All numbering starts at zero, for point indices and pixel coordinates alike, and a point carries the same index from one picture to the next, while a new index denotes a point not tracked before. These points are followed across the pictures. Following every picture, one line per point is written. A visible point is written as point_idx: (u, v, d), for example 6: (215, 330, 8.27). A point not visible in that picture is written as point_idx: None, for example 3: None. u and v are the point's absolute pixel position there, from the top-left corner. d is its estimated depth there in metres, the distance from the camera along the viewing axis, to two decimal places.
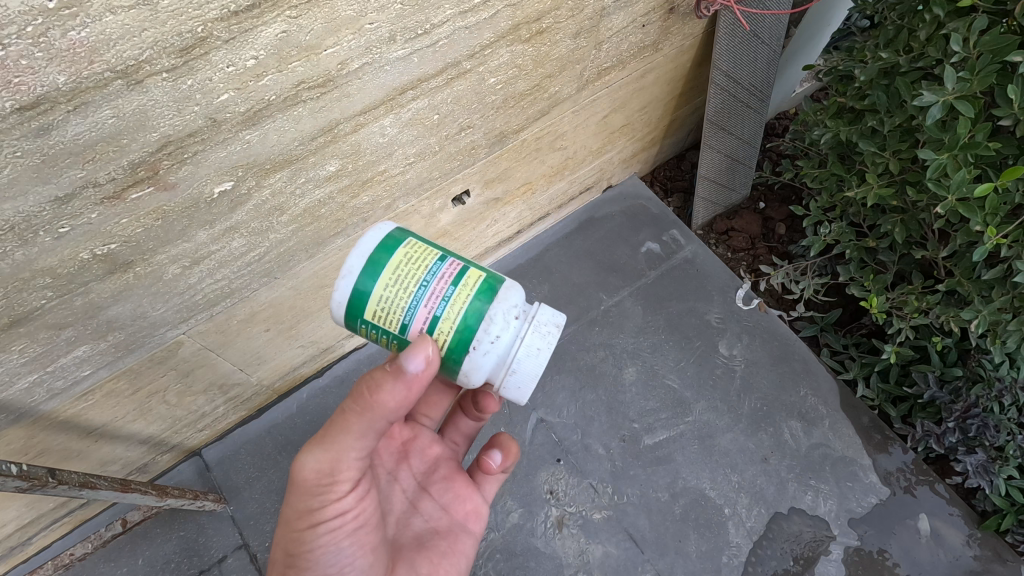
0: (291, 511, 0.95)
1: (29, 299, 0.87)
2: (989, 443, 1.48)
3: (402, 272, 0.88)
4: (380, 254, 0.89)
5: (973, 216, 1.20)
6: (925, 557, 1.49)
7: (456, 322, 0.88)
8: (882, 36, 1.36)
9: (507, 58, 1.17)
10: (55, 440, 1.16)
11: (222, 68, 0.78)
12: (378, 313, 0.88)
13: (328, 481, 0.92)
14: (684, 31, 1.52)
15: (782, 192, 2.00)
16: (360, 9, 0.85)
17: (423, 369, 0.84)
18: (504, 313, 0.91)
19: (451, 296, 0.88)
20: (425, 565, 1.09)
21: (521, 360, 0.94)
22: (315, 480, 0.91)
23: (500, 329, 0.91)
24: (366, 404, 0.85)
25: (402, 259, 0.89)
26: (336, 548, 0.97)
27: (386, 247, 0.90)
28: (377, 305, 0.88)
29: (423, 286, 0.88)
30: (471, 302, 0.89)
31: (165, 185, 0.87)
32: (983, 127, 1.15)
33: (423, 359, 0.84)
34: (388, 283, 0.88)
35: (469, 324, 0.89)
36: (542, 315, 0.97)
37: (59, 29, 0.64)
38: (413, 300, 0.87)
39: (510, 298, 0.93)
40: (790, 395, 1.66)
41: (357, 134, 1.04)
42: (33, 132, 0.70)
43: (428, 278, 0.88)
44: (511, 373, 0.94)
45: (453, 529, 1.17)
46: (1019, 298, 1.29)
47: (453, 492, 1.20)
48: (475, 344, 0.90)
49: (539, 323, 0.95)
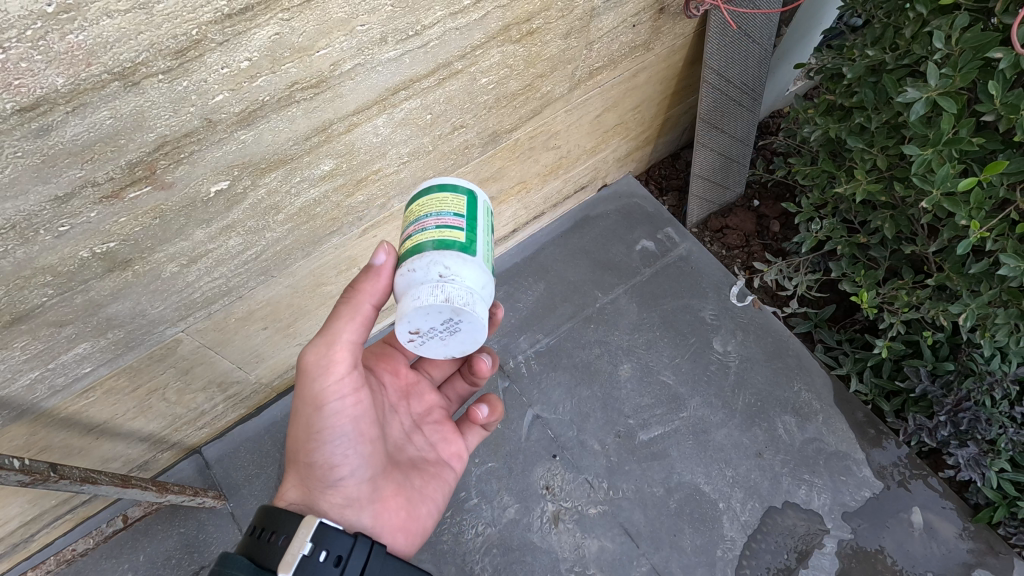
0: (301, 396, 1.02)
1: (30, 297, 0.89)
2: (980, 437, 1.50)
3: (428, 203, 0.96)
4: (433, 187, 0.98)
5: (958, 210, 1.22)
6: (920, 550, 1.49)
7: (409, 244, 0.94)
8: (869, 34, 1.37)
9: (498, 58, 1.19)
10: (57, 437, 1.18)
11: (217, 69, 0.80)
12: (405, 219, 1.00)
13: (329, 367, 1.00)
14: (675, 31, 1.54)
15: (776, 189, 2.01)
16: (351, 11, 0.87)
17: (383, 264, 0.96)
18: (431, 261, 0.90)
19: (426, 230, 0.93)
20: (417, 479, 1.20)
21: (404, 298, 0.93)
22: (319, 365, 0.99)
23: (418, 265, 0.91)
24: (353, 293, 0.97)
25: (438, 196, 0.96)
26: (340, 432, 1.04)
27: (442, 185, 0.98)
28: (405, 214, 1.00)
29: (426, 215, 0.95)
30: (425, 239, 0.92)
31: (162, 184, 0.89)
32: (966, 122, 1.17)
33: (383, 255, 0.96)
34: (418, 204, 0.98)
35: (411, 251, 0.93)
36: (453, 290, 0.90)
37: (57, 32, 0.66)
38: (414, 220, 0.96)
39: (448, 257, 0.91)
40: (784, 390, 1.68)
41: (350, 134, 1.06)
42: (33, 132, 0.72)
43: (429, 214, 0.94)
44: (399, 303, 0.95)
45: (441, 461, 1.27)
46: (1007, 292, 1.31)
47: (442, 433, 1.30)
48: (404, 264, 0.93)
49: (442, 288, 0.89)
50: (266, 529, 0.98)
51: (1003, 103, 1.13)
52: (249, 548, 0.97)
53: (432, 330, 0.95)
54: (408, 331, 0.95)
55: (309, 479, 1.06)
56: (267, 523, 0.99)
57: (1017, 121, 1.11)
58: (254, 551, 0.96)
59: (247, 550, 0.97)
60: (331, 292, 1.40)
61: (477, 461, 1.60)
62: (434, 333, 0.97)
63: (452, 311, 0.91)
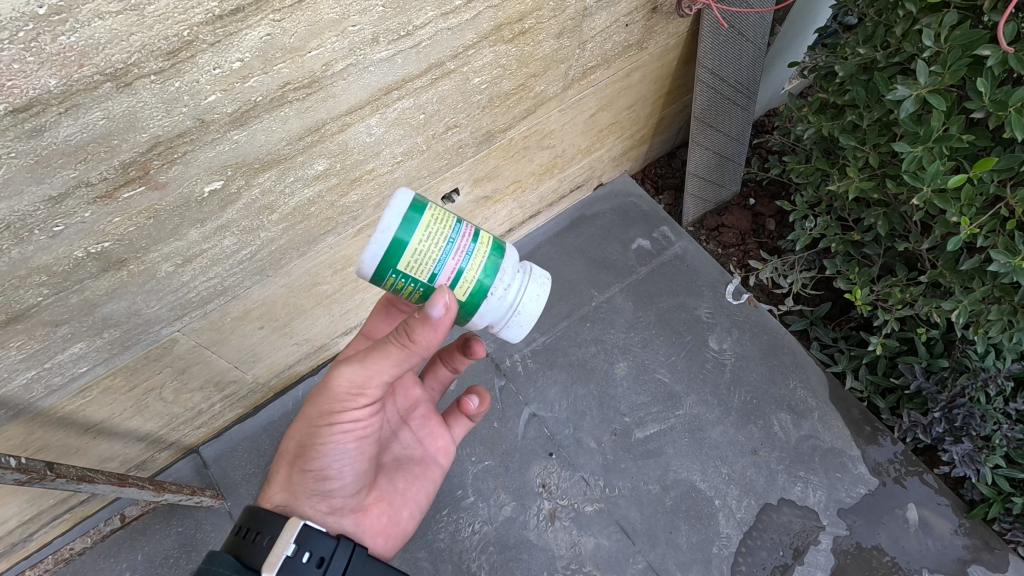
0: (316, 407, 1.03)
1: (26, 297, 0.90)
2: (975, 433, 1.50)
3: (433, 229, 0.90)
4: (412, 213, 0.89)
5: (949, 207, 1.24)
6: (915, 546, 1.49)
7: (478, 272, 0.93)
8: (861, 32, 1.39)
9: (491, 58, 1.20)
10: (54, 436, 1.19)
11: (209, 70, 0.81)
12: (411, 266, 0.89)
13: (358, 394, 1.00)
14: (668, 30, 1.55)
15: (772, 188, 2.02)
16: (342, 11, 0.88)
17: (443, 315, 0.88)
18: (512, 266, 1.00)
19: (473, 250, 0.93)
20: (400, 482, 1.23)
21: (525, 305, 1.03)
22: (346, 390, 0.99)
23: (510, 278, 0.99)
24: (408, 341, 0.91)
25: (432, 220, 0.90)
26: (341, 449, 1.06)
27: (417, 207, 0.89)
28: (413, 258, 0.88)
29: (451, 239, 0.91)
30: (488, 256, 0.95)
31: (156, 184, 0.90)
32: (956, 120, 1.19)
33: (444, 305, 0.87)
34: (423, 239, 0.89)
35: (488, 273, 0.95)
36: (535, 270, 1.07)
37: (49, 34, 0.66)
38: (443, 256, 0.90)
39: (510, 257, 1.00)
40: (780, 387, 1.68)
41: (344, 134, 1.07)
42: (26, 134, 0.73)
43: (453, 235, 0.91)
44: (517, 318, 1.03)
45: (426, 458, 1.29)
46: (999, 288, 1.32)
47: (429, 428, 1.30)
48: (493, 290, 0.96)
49: (537, 275, 1.05)
50: (251, 529, 0.99)
51: (991, 100, 1.13)
52: (234, 547, 0.98)
53: None
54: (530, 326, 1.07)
55: (300, 485, 1.08)
56: (252, 523, 0.99)
57: (1006, 118, 1.12)
58: (239, 550, 0.97)
59: (233, 549, 0.97)
60: (327, 292, 1.41)
61: (474, 459, 1.60)
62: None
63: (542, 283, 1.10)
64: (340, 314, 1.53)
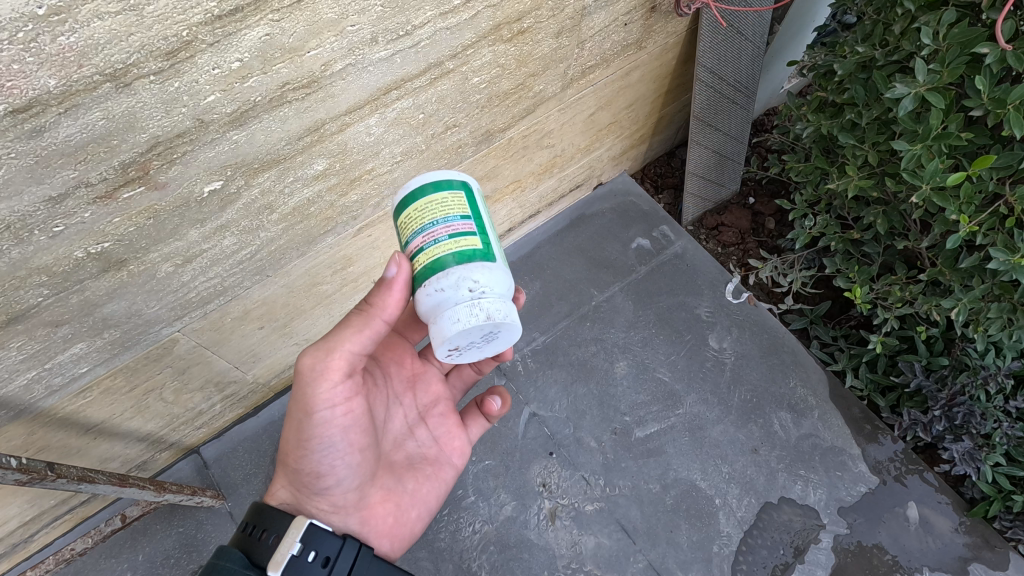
0: (293, 401, 1.01)
1: (26, 297, 0.90)
2: (975, 431, 1.50)
3: (430, 206, 0.94)
4: (427, 187, 0.95)
5: (949, 204, 1.23)
6: (915, 544, 1.49)
7: (427, 260, 0.91)
8: (860, 31, 1.39)
9: (489, 58, 1.20)
10: (55, 437, 1.19)
11: (208, 70, 0.81)
12: (401, 228, 0.97)
13: (325, 372, 0.98)
14: (667, 30, 1.55)
15: (771, 187, 2.02)
16: (341, 11, 0.88)
17: (397, 274, 0.93)
18: (459, 279, 0.90)
19: (441, 242, 0.91)
20: (411, 482, 1.23)
21: (444, 321, 0.91)
22: (314, 374, 0.98)
23: (446, 285, 0.90)
24: (368, 306, 0.97)
25: (440, 200, 0.94)
26: (329, 442, 1.04)
27: (437, 183, 0.95)
28: (403, 218, 0.96)
29: (432, 224, 0.93)
30: (445, 255, 0.91)
31: (155, 184, 0.90)
32: (955, 117, 1.19)
33: (396, 266, 0.92)
34: (418, 208, 0.95)
35: (431, 269, 0.91)
36: (490, 304, 0.92)
37: (48, 34, 0.66)
38: (420, 229, 0.93)
39: (463, 271, 0.91)
40: (780, 386, 1.68)
41: (343, 133, 1.07)
42: (26, 134, 0.73)
43: (436, 222, 0.92)
44: (433, 325, 0.93)
45: (440, 459, 1.28)
46: (999, 287, 1.32)
47: (446, 427, 1.30)
48: (425, 284, 0.91)
49: (480, 305, 0.91)
50: (258, 526, 1.00)
51: (990, 97, 1.14)
52: (241, 544, 0.99)
53: (472, 344, 0.97)
54: (448, 350, 0.95)
55: (298, 484, 1.09)
56: (258, 521, 1.01)
57: (1005, 115, 1.12)
58: (247, 548, 0.98)
59: (240, 546, 0.99)
60: (327, 292, 1.41)
61: (475, 459, 1.61)
62: (471, 345, 0.98)
63: (499, 325, 0.94)
64: (340, 315, 1.53)
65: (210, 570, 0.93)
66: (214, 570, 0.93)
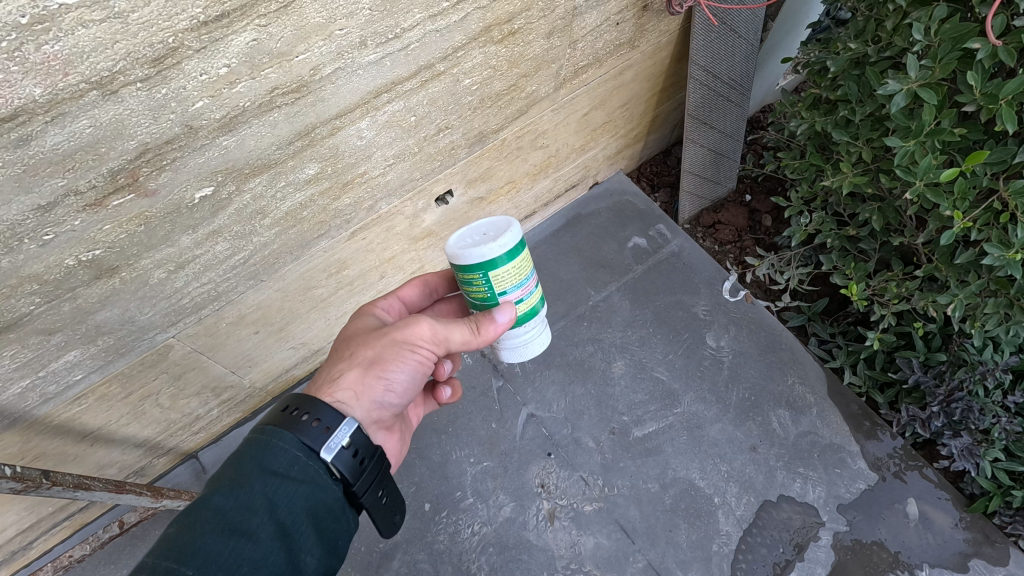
0: (400, 334, 1.05)
1: (18, 305, 0.90)
2: (974, 426, 1.49)
3: (526, 264, 1.03)
4: (520, 246, 1.00)
5: (942, 201, 1.24)
6: (916, 541, 1.48)
7: (526, 308, 1.07)
8: (852, 27, 1.39)
9: (480, 59, 1.19)
10: (51, 444, 1.19)
11: (196, 76, 0.81)
12: (499, 280, 1.00)
13: (441, 344, 1.06)
14: (660, 28, 1.55)
15: (767, 184, 2.01)
16: (329, 15, 0.88)
17: (502, 323, 1.03)
18: (541, 314, 1.13)
19: (534, 291, 1.08)
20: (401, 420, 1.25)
21: (533, 345, 1.14)
22: (434, 336, 1.04)
23: (536, 322, 1.11)
24: (476, 331, 1.02)
25: (528, 258, 1.03)
26: (409, 377, 1.08)
27: (524, 242, 1.01)
28: (504, 275, 1.00)
29: (529, 277, 1.04)
30: (537, 300, 1.09)
31: (145, 191, 0.90)
32: (948, 113, 1.19)
33: (508, 315, 1.03)
34: (518, 267, 1.01)
35: (530, 313, 1.08)
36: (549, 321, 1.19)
37: (32, 43, 0.66)
38: (521, 284, 1.03)
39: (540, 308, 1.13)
40: (778, 383, 1.68)
41: (334, 137, 1.06)
42: (12, 143, 0.73)
43: (530, 275, 1.05)
44: (519, 350, 1.13)
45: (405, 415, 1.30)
46: (995, 282, 1.31)
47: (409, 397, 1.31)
48: (524, 325, 1.09)
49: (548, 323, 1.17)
50: (301, 410, 0.94)
51: (982, 92, 1.13)
52: (277, 422, 0.93)
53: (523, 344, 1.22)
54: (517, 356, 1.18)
55: (367, 390, 1.04)
56: (303, 405, 0.94)
57: (997, 110, 1.12)
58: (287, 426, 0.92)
59: (278, 423, 0.93)
60: (322, 295, 1.40)
61: (473, 460, 1.61)
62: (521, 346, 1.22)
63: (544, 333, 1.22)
64: (337, 317, 1.53)
65: (260, 444, 0.90)
66: (266, 446, 0.89)
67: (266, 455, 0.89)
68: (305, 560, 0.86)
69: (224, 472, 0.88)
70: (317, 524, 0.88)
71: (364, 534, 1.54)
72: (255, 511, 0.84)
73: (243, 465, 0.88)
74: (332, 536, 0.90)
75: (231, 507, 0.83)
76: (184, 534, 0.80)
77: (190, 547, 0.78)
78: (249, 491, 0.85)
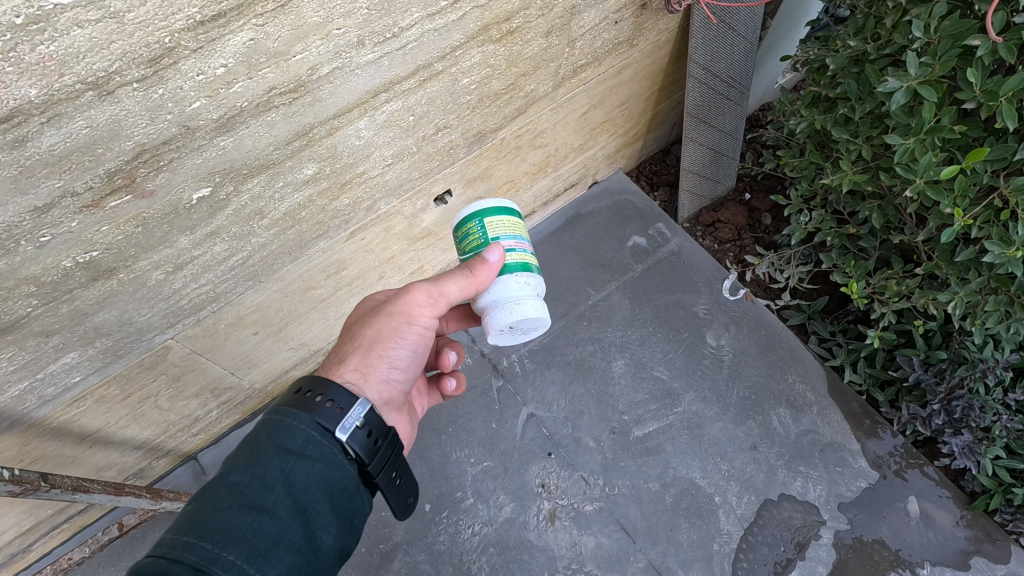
0: (398, 305, 1.05)
1: (15, 308, 0.90)
2: (975, 424, 1.49)
3: (519, 223, 1.08)
4: (514, 210, 1.09)
5: (942, 198, 1.24)
6: (917, 539, 1.48)
7: (516, 259, 1.04)
8: (852, 24, 1.39)
9: (479, 58, 1.19)
10: (50, 446, 1.19)
11: (192, 76, 0.80)
12: (492, 224, 1.04)
13: (438, 306, 1.05)
14: (659, 26, 1.55)
15: (767, 182, 2.01)
16: (326, 15, 0.88)
17: (494, 263, 1.00)
18: (535, 280, 1.07)
19: (526, 249, 1.07)
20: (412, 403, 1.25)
21: (524, 304, 1.04)
22: (429, 299, 1.04)
23: (527, 281, 1.05)
24: (471, 273, 1.00)
25: (521, 222, 1.09)
26: (412, 348, 1.08)
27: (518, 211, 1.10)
28: (495, 220, 1.05)
29: (521, 235, 1.07)
30: (530, 260, 1.07)
31: (142, 192, 0.89)
32: (948, 110, 1.18)
33: (498, 255, 1.00)
34: (510, 219, 1.07)
35: (520, 265, 1.04)
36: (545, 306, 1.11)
37: (27, 43, 0.66)
38: (512, 233, 1.05)
39: (536, 274, 1.08)
40: (778, 382, 1.68)
41: (332, 137, 1.06)
42: (8, 144, 0.72)
43: (523, 235, 1.08)
44: (509, 307, 1.04)
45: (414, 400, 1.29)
46: (995, 279, 1.31)
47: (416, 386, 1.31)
48: (514, 276, 1.04)
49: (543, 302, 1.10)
50: (315, 391, 0.93)
51: (983, 90, 1.13)
52: (291, 402, 0.92)
53: (517, 329, 1.11)
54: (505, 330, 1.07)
55: (373, 366, 1.04)
56: (316, 385, 0.93)
57: (997, 107, 1.12)
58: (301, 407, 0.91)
59: (293, 404, 0.91)
60: (321, 296, 1.40)
61: (474, 460, 1.61)
62: (515, 331, 1.11)
63: (542, 324, 1.11)
64: (337, 318, 1.53)
65: (274, 424, 0.89)
66: (281, 425, 0.88)
67: (281, 434, 0.88)
68: (321, 537, 0.86)
69: (237, 451, 0.87)
70: (333, 503, 0.88)
71: (364, 535, 1.54)
72: (272, 489, 0.83)
73: (258, 444, 0.87)
74: (348, 514, 0.90)
75: (247, 484, 0.83)
76: (202, 510, 0.80)
77: (208, 522, 0.78)
78: (264, 469, 0.84)
